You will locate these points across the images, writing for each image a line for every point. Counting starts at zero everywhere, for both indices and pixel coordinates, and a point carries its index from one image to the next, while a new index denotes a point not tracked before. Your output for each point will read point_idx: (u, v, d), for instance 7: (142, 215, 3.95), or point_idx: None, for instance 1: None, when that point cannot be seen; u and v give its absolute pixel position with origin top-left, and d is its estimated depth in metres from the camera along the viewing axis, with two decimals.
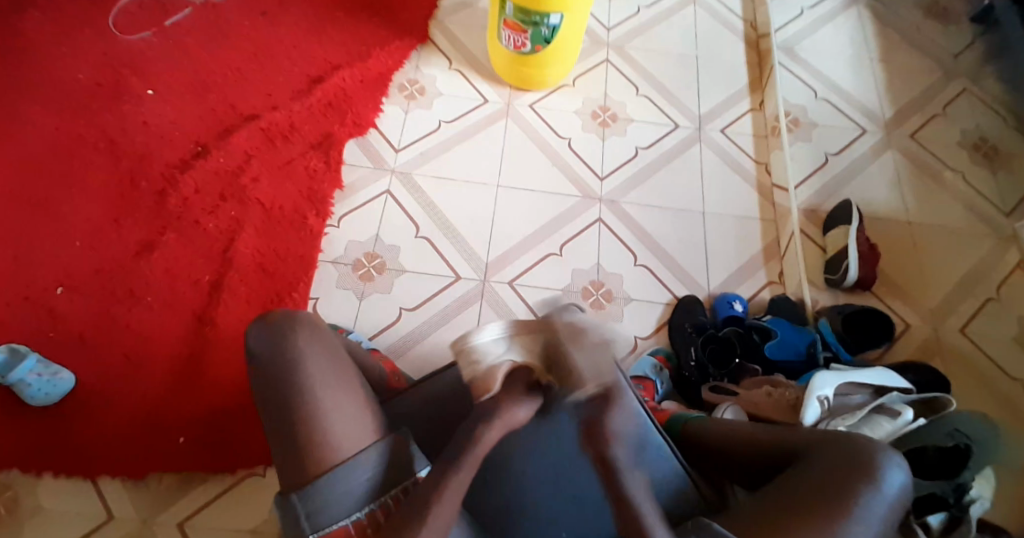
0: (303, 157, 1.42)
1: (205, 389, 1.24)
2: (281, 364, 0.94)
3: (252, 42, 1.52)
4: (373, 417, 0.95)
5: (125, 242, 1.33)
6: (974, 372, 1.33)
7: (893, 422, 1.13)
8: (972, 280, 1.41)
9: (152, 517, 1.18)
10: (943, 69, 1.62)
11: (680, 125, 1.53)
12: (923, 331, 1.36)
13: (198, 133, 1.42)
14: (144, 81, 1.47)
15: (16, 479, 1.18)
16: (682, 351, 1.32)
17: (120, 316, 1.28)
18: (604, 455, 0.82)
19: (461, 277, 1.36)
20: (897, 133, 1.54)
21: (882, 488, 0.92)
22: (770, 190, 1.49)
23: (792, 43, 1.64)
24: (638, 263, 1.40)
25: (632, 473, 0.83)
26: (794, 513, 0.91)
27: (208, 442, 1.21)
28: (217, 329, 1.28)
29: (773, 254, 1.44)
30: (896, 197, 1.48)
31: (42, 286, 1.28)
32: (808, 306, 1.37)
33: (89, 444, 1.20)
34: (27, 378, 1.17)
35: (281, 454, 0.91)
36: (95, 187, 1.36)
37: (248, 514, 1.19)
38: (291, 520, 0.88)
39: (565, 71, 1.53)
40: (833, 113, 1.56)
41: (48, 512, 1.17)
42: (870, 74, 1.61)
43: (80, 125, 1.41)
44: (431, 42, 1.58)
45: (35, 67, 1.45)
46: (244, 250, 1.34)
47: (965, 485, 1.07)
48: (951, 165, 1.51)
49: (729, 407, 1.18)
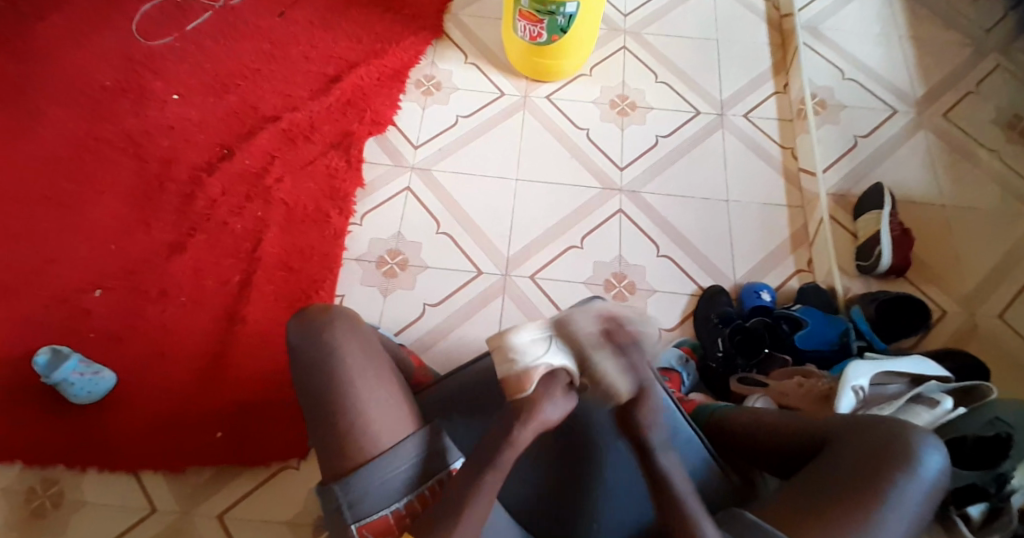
0: (324, 156, 1.44)
1: (236, 387, 1.28)
2: (318, 356, 0.96)
3: (270, 44, 1.54)
4: (409, 408, 0.97)
5: (157, 244, 1.37)
6: (1014, 358, 1.28)
7: (932, 412, 1.10)
8: (1012, 263, 1.36)
9: (193, 509, 1.22)
10: (977, 42, 1.56)
11: (701, 111, 1.51)
12: (960, 318, 1.32)
13: (222, 135, 1.45)
14: (168, 86, 1.50)
15: (62, 474, 1.23)
16: (708, 342, 1.31)
17: (153, 317, 1.32)
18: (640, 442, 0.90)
19: (482, 272, 1.36)
20: (928, 113, 1.49)
21: (918, 471, 0.90)
22: (796, 174, 1.46)
23: (816, 22, 1.59)
24: (660, 254, 1.39)
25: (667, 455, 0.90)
26: (828, 499, 0.90)
27: (244, 437, 1.25)
28: (245, 327, 1.31)
29: (801, 242, 1.41)
30: (929, 179, 1.43)
31: (79, 289, 1.33)
32: (839, 294, 1.34)
33: (129, 440, 1.24)
34: (70, 377, 1.21)
35: (320, 444, 0.93)
36: (126, 191, 1.40)
37: (284, 506, 1.22)
38: (333, 509, 0.91)
39: (583, 59, 1.51)
40: (860, 93, 1.52)
41: (92, 506, 1.21)
42: (898, 52, 1.56)
43: (109, 131, 1.45)
44: (445, 37, 1.57)
45: (64, 76, 1.50)
46: (270, 250, 1.36)
47: (1006, 475, 1.03)
48: (986, 144, 1.45)
49: (758, 398, 1.16)
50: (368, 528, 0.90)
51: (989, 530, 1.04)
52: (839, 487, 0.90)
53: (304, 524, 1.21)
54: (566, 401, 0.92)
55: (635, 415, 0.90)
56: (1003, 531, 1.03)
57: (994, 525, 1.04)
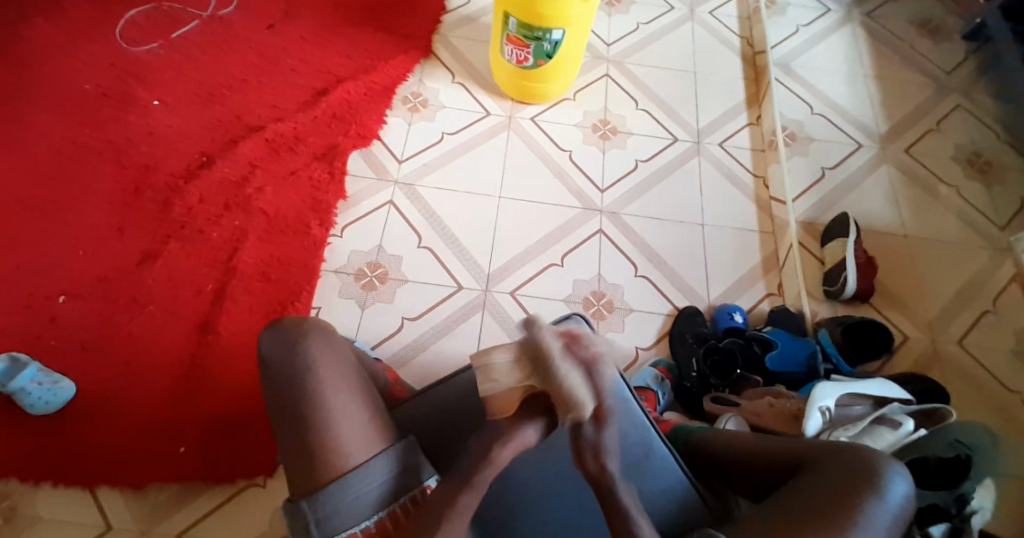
0: (307, 168, 1.43)
1: (207, 398, 1.24)
2: (293, 370, 0.94)
3: (258, 55, 1.54)
4: (382, 424, 0.95)
5: (130, 250, 1.34)
6: (973, 383, 1.34)
7: (895, 433, 1.14)
8: (970, 293, 1.42)
9: (152, 528, 1.17)
10: (936, 84, 1.65)
11: (678, 139, 1.56)
12: (921, 344, 1.37)
13: (203, 144, 1.44)
14: (150, 92, 1.48)
15: (14, 489, 1.17)
16: (683, 361, 1.34)
17: (123, 325, 1.28)
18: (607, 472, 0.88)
19: (463, 287, 1.37)
20: (892, 147, 1.57)
21: (886, 498, 0.92)
22: (768, 202, 1.51)
23: (788, 59, 1.67)
24: (638, 274, 1.42)
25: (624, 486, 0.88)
26: (798, 525, 0.91)
27: (209, 452, 1.21)
28: (221, 336, 1.29)
29: (772, 266, 1.45)
30: (893, 211, 1.50)
31: (46, 293, 1.29)
32: (808, 317, 1.38)
33: (88, 452, 1.19)
34: (27, 386, 1.17)
35: (292, 460, 0.91)
36: (100, 196, 1.38)
37: (248, 524, 1.18)
38: (301, 525, 0.88)
39: (567, 83, 1.55)
40: (829, 128, 1.59)
41: (45, 523, 1.16)
42: (864, 90, 1.64)
43: (85, 135, 1.43)
44: (434, 57, 1.60)
45: (42, 78, 1.47)
46: (248, 259, 1.35)
47: (966, 496, 1.08)
48: (946, 180, 1.53)
49: (729, 418, 1.19)
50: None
51: None
52: (809, 514, 0.92)
53: None
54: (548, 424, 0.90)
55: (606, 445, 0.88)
56: None
57: None
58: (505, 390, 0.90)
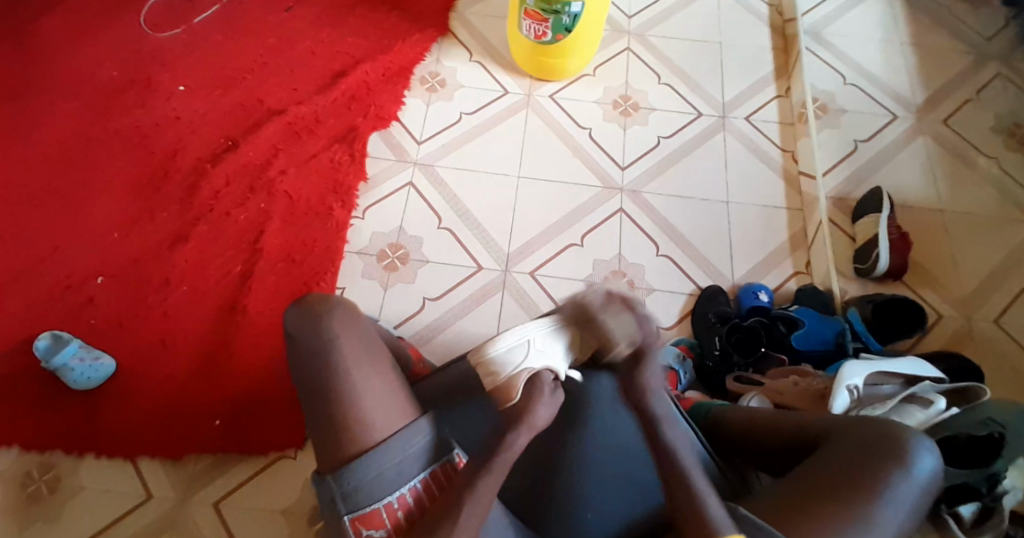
0: (328, 150, 1.45)
1: (239, 374, 1.28)
2: (316, 346, 0.96)
3: (276, 38, 1.56)
4: (404, 398, 0.97)
5: (161, 234, 1.37)
6: (1008, 361, 1.29)
7: (925, 411, 1.12)
8: (1009, 268, 1.37)
9: (189, 497, 1.21)
10: (976, 49, 1.57)
11: (703, 113, 1.52)
12: (956, 322, 1.32)
13: (227, 128, 1.46)
14: (175, 79, 1.51)
15: (60, 460, 1.23)
16: (706, 340, 1.31)
17: (155, 305, 1.32)
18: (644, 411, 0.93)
19: (482, 267, 1.37)
20: (929, 118, 1.50)
21: (911, 471, 0.91)
22: (797, 177, 1.47)
23: (819, 28, 1.61)
24: (660, 253, 1.40)
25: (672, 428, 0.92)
26: (825, 498, 0.90)
27: (241, 425, 1.25)
28: (246, 317, 1.32)
29: (800, 244, 1.42)
30: (928, 185, 1.44)
31: (83, 275, 1.34)
32: (836, 296, 1.34)
33: (126, 429, 1.24)
34: (70, 363, 1.22)
35: (316, 437, 0.94)
36: (129, 181, 1.41)
37: (281, 494, 1.22)
38: (327, 499, 0.91)
39: (598, 38, 1.49)
40: (861, 99, 1.53)
41: (88, 491, 1.21)
42: (899, 58, 1.57)
43: (116, 121, 1.46)
44: (451, 34, 1.59)
45: (72, 65, 1.51)
46: (271, 241, 1.37)
47: (998, 474, 1.03)
48: (985, 151, 1.47)
49: (754, 396, 1.17)
50: (361, 521, 0.90)
51: (981, 529, 1.04)
52: (831, 480, 0.91)
53: (299, 514, 1.21)
54: (553, 399, 0.93)
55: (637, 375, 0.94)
56: (993, 532, 1.04)
57: (985, 524, 1.05)
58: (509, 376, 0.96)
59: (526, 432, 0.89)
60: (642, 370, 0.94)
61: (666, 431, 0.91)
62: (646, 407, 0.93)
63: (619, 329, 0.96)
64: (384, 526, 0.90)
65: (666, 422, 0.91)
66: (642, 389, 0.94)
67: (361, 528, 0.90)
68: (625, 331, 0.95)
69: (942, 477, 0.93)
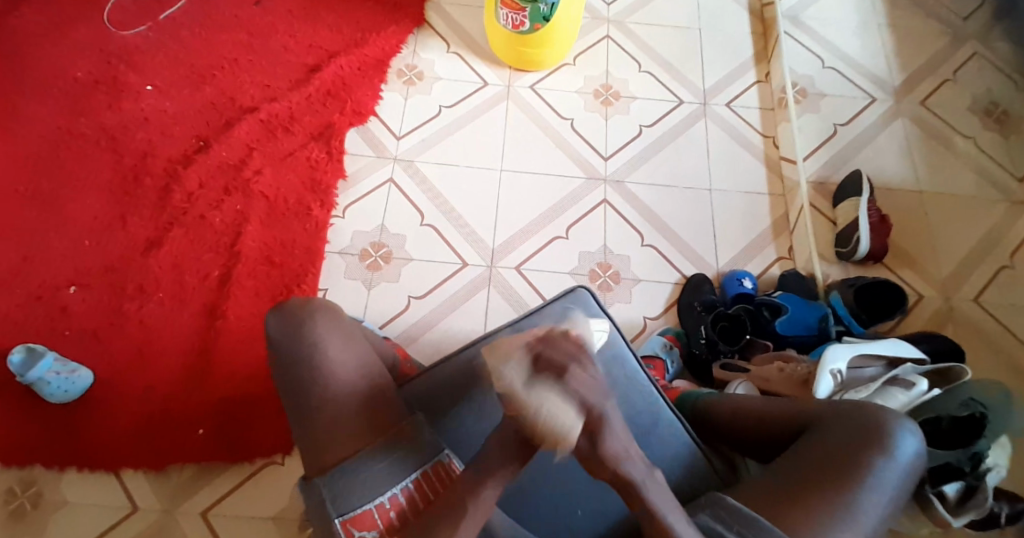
0: (304, 148, 1.41)
1: (222, 381, 1.26)
2: (302, 344, 0.94)
3: (247, 33, 1.51)
4: (392, 402, 0.95)
5: (135, 239, 1.34)
6: (989, 340, 1.31)
7: (908, 393, 1.10)
8: (986, 248, 1.38)
9: (176, 507, 1.19)
10: (953, 30, 1.58)
11: (684, 101, 1.51)
12: (935, 302, 1.34)
13: (199, 128, 1.42)
14: (142, 78, 1.46)
15: (40, 475, 1.20)
16: (692, 329, 1.31)
17: (132, 313, 1.29)
18: (614, 476, 0.79)
19: (468, 264, 1.35)
20: (907, 100, 1.51)
21: (893, 455, 0.91)
22: (778, 163, 1.47)
23: (797, 12, 1.60)
24: (644, 243, 1.39)
25: (651, 485, 0.80)
26: (811, 485, 0.90)
27: (223, 434, 1.23)
28: (227, 322, 1.29)
29: (782, 229, 1.42)
30: (907, 167, 1.45)
31: (55, 285, 1.30)
32: (819, 280, 1.34)
33: (105, 442, 1.21)
34: (46, 376, 1.19)
35: (305, 441, 0.93)
36: (99, 185, 1.37)
37: (269, 501, 1.21)
38: (315, 503, 0.89)
39: (576, 24, 1.46)
40: (839, 82, 1.54)
41: (72, 506, 1.19)
42: (877, 41, 1.58)
43: (81, 123, 1.42)
44: (427, 26, 1.56)
45: (34, 66, 1.46)
46: (250, 243, 1.34)
47: (982, 453, 1.05)
48: (962, 131, 1.48)
49: (740, 383, 1.18)
50: (353, 522, 0.88)
51: (965, 508, 1.04)
52: (811, 468, 0.92)
53: (289, 520, 1.20)
54: None
55: (601, 444, 0.76)
56: (978, 509, 1.03)
57: (969, 503, 1.04)
58: (505, 407, 0.82)
59: None
60: (604, 440, 0.76)
61: (649, 493, 0.80)
62: (620, 472, 0.79)
63: (562, 414, 0.73)
64: (377, 527, 0.88)
65: (642, 485, 0.79)
66: (613, 457, 0.77)
67: (353, 529, 0.88)
68: (585, 395, 0.74)
69: (925, 460, 0.93)
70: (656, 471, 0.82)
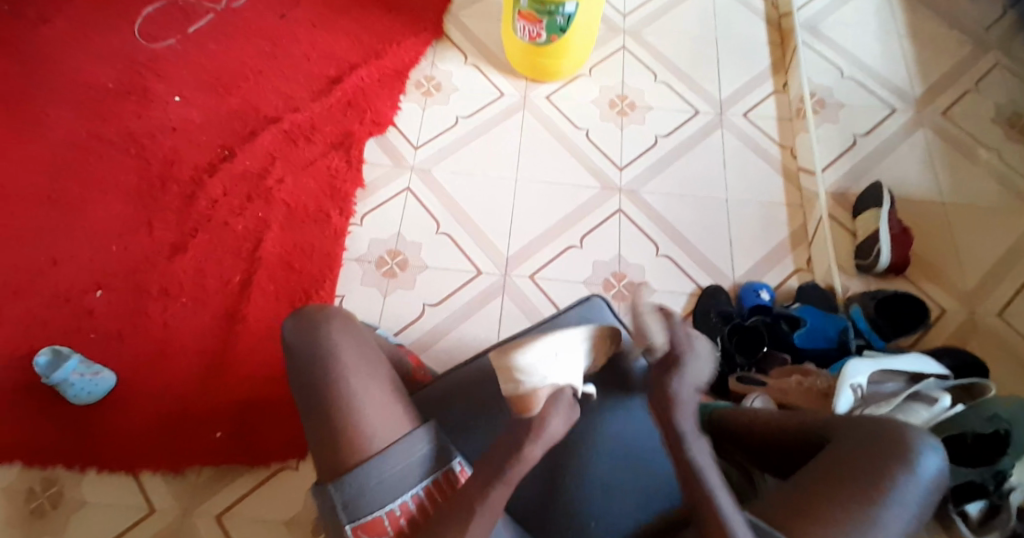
0: (324, 157, 1.44)
1: (239, 384, 1.28)
2: (316, 350, 0.96)
3: (270, 45, 1.55)
4: (403, 409, 0.96)
5: (159, 245, 1.37)
6: (1014, 354, 1.27)
7: (930, 410, 1.08)
8: (1012, 261, 1.35)
9: (192, 509, 1.21)
10: (975, 40, 1.56)
11: (700, 111, 1.52)
12: (959, 316, 1.31)
13: (223, 137, 1.46)
14: (170, 89, 1.51)
15: (62, 474, 1.23)
16: (707, 340, 1.30)
17: (155, 317, 1.32)
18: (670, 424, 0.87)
19: (482, 272, 1.36)
20: (928, 110, 1.49)
21: (916, 470, 0.89)
22: (796, 173, 1.46)
23: (815, 22, 1.60)
24: (660, 253, 1.39)
25: (697, 443, 0.86)
26: (831, 498, 0.87)
27: (239, 437, 1.24)
28: (246, 326, 1.32)
29: (801, 241, 1.41)
30: (929, 178, 1.43)
31: (82, 288, 1.34)
32: (838, 293, 1.33)
33: (125, 444, 1.24)
34: (69, 378, 1.22)
35: (317, 445, 0.92)
36: (126, 193, 1.41)
37: (284, 505, 1.22)
38: (328, 508, 0.89)
39: (592, 34, 1.47)
40: (859, 92, 1.53)
41: (92, 506, 1.21)
42: (897, 51, 1.56)
43: (111, 132, 1.46)
44: (446, 38, 1.59)
45: (67, 77, 1.51)
46: (269, 250, 1.37)
47: (1004, 472, 1.02)
48: (986, 142, 1.46)
49: (757, 397, 1.14)
50: (364, 528, 0.88)
51: (988, 527, 1.03)
52: (827, 481, 0.89)
53: (301, 524, 1.21)
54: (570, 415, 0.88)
55: (668, 382, 0.89)
56: (1001, 529, 1.02)
57: (993, 522, 1.03)
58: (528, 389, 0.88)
59: (541, 444, 0.85)
60: (673, 377, 0.89)
61: (693, 448, 0.85)
62: (674, 419, 0.87)
63: (659, 335, 0.92)
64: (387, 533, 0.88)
65: (690, 438, 0.85)
66: (670, 397, 0.88)
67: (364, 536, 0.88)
68: (678, 337, 0.91)
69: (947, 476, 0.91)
70: (703, 438, 0.87)
